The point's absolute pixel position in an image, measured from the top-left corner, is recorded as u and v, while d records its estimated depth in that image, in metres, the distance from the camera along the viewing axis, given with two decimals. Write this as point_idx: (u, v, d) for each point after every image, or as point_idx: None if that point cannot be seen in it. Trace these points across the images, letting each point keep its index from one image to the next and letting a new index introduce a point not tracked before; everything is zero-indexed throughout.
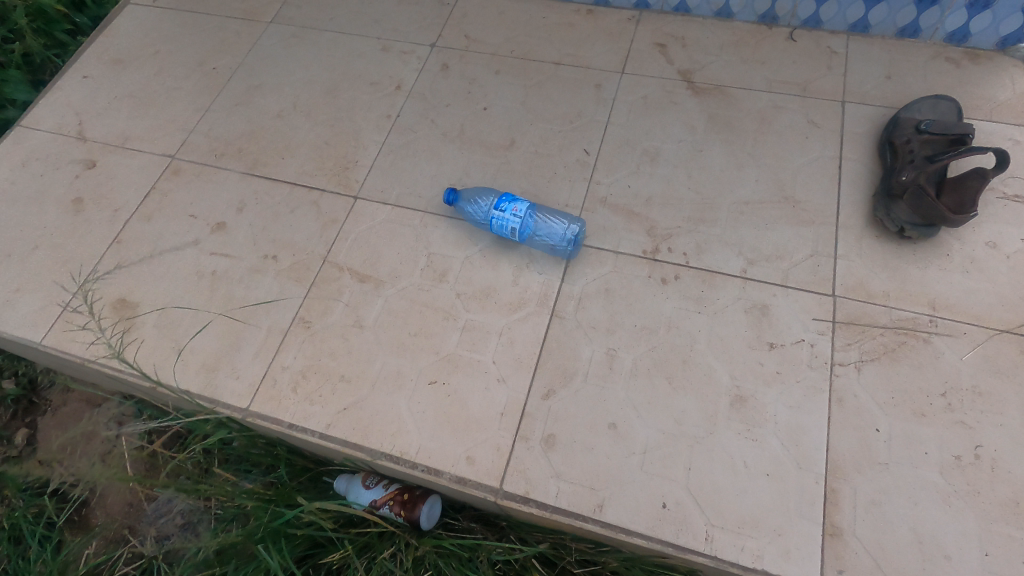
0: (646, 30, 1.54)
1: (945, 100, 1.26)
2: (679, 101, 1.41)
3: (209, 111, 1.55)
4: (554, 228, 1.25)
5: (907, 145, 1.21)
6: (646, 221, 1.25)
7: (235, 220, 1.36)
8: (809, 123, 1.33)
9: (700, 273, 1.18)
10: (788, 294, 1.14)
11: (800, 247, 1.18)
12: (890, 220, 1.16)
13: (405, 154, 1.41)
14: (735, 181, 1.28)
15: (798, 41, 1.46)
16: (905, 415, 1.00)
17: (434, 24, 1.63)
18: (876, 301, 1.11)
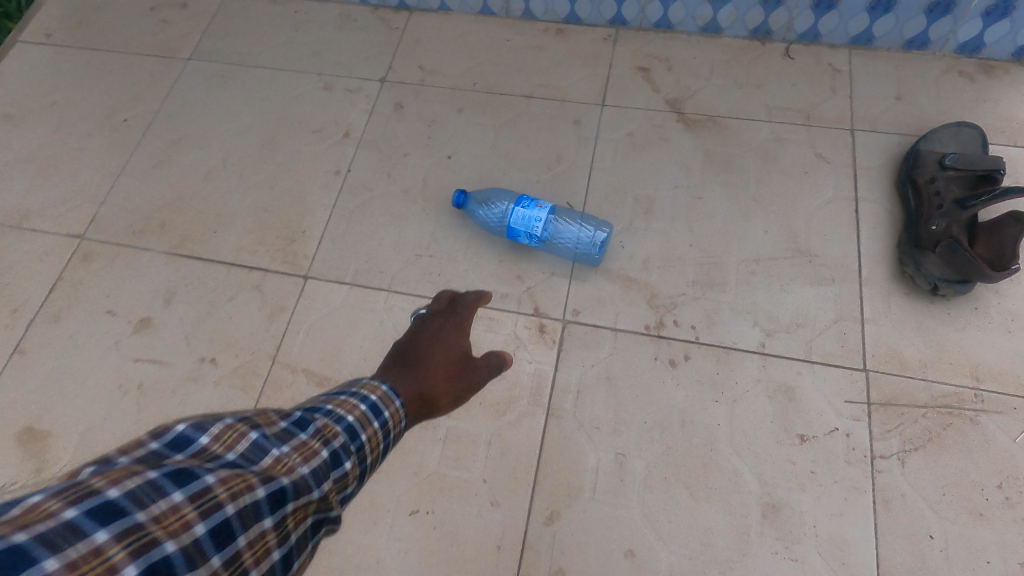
0: (625, 52, 1.35)
1: (966, 127, 1.11)
2: (671, 136, 1.23)
3: (122, 176, 1.31)
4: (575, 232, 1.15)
5: (931, 184, 1.06)
6: (646, 289, 1.09)
7: (164, 314, 1.14)
8: (818, 158, 1.18)
9: (713, 350, 1.03)
10: (814, 371, 1.00)
11: (822, 312, 1.04)
12: (921, 277, 1.02)
13: (360, 218, 1.21)
14: (743, 233, 1.12)
15: (795, 57, 1.30)
16: (959, 516, 0.88)
17: (383, 54, 1.42)
18: (913, 374, 0.98)
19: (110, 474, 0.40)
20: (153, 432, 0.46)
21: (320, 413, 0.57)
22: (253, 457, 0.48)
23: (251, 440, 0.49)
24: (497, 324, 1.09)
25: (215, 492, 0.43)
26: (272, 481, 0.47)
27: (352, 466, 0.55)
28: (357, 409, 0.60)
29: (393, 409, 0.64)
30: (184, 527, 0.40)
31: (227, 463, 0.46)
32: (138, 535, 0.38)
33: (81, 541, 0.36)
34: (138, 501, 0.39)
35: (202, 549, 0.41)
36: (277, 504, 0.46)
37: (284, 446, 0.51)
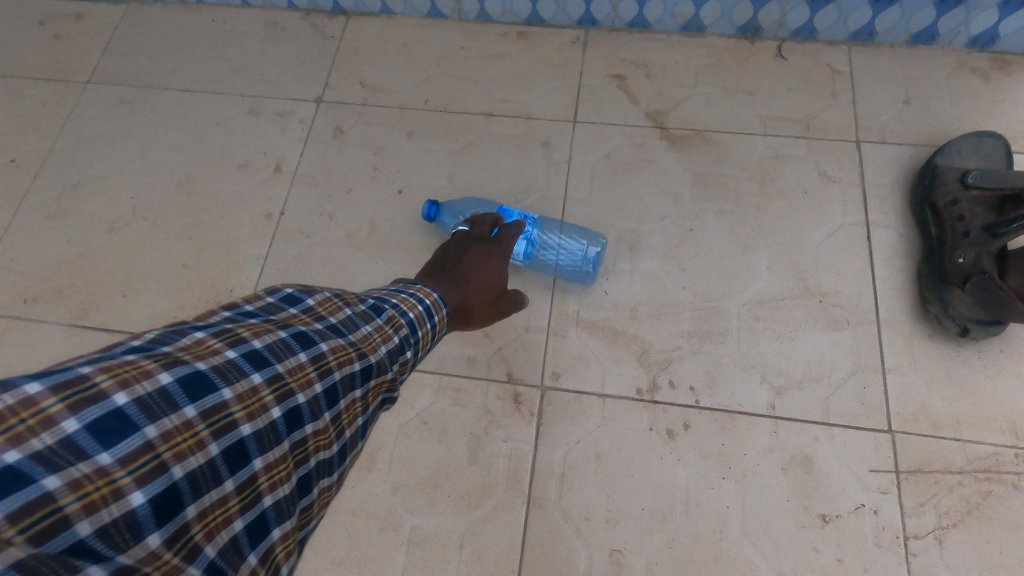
0: (597, 57, 1.18)
1: (988, 137, 0.98)
2: (654, 156, 1.07)
3: (13, 230, 1.10)
4: (562, 242, 1.00)
5: (951, 207, 0.93)
6: (635, 344, 0.94)
7: None
8: (821, 176, 1.03)
9: (716, 416, 0.89)
10: (833, 435, 0.86)
11: (837, 362, 0.90)
12: (948, 318, 0.89)
13: (300, 272, 1.04)
14: (742, 271, 0.97)
15: (789, 58, 1.14)
16: None
17: (318, 69, 1.23)
18: (945, 435, 0.85)
19: (248, 329, 0.49)
20: (268, 293, 0.57)
21: (392, 304, 0.64)
22: (347, 330, 0.56)
23: (346, 316, 0.57)
24: (464, 396, 0.93)
25: (324, 359, 0.51)
26: (363, 356, 0.55)
27: (415, 354, 0.64)
28: (417, 308, 0.67)
29: (441, 312, 0.71)
30: (304, 384, 0.49)
31: (327, 329, 0.54)
32: (276, 386, 0.47)
33: (240, 379, 0.45)
34: (268, 354, 0.48)
35: (318, 404, 0.49)
36: (365, 375, 0.55)
37: (367, 326, 0.58)
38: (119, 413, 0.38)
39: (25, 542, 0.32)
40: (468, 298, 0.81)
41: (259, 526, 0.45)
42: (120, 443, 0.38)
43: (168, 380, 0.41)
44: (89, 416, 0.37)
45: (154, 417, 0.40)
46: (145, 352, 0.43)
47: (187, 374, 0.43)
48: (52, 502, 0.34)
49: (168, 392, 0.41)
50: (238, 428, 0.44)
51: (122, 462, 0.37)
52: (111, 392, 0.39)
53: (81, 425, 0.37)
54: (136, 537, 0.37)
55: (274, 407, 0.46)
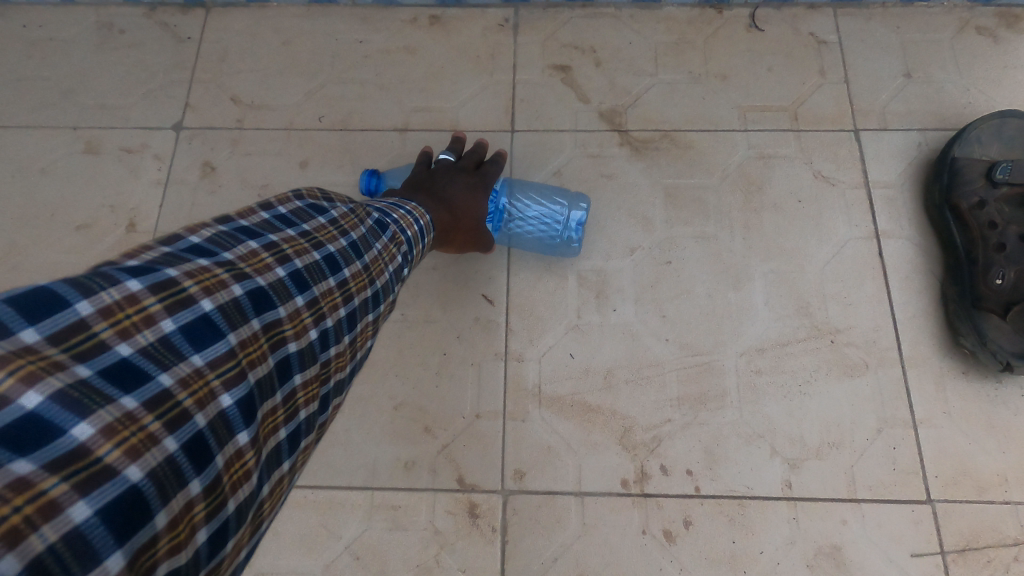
0: (532, 43, 0.94)
1: (1013, 117, 0.81)
2: (613, 170, 0.86)
3: None
4: (539, 209, 0.82)
5: (977, 211, 0.76)
6: (613, 421, 0.75)
7: None
8: (816, 179, 0.84)
9: (722, 506, 0.71)
10: (864, 513, 0.70)
11: (859, 419, 0.74)
12: (985, 353, 0.72)
13: None
14: (736, 312, 0.79)
15: (765, 28, 0.93)
16: None
17: (173, 84, 0.94)
18: (993, 499, 0.70)
19: (290, 239, 0.42)
20: (295, 193, 0.47)
21: (399, 217, 0.56)
22: (368, 246, 0.48)
23: (366, 229, 0.49)
24: (405, 515, 0.72)
25: (351, 283, 0.44)
26: (378, 279, 0.47)
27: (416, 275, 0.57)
28: (417, 226, 0.58)
29: (430, 234, 0.62)
30: (337, 305, 0.42)
31: (354, 244, 0.46)
32: (317, 307, 0.40)
33: (294, 297, 0.39)
34: (312, 267, 0.41)
35: (348, 325, 0.43)
36: (381, 300, 0.47)
37: (382, 241, 0.50)
38: (207, 320, 0.33)
39: (158, 433, 0.29)
40: (457, 221, 0.70)
41: (297, 441, 0.39)
42: (207, 348, 0.32)
43: (240, 291, 0.35)
44: (182, 316, 0.32)
45: (230, 324, 0.34)
46: (208, 254, 0.36)
47: (256, 287, 0.36)
48: (164, 400, 0.30)
49: (240, 303, 0.35)
50: (288, 346, 0.37)
51: (211, 364, 0.32)
52: (197, 295, 0.33)
53: (175, 325, 0.32)
54: (228, 435, 0.32)
55: (318, 328, 0.40)
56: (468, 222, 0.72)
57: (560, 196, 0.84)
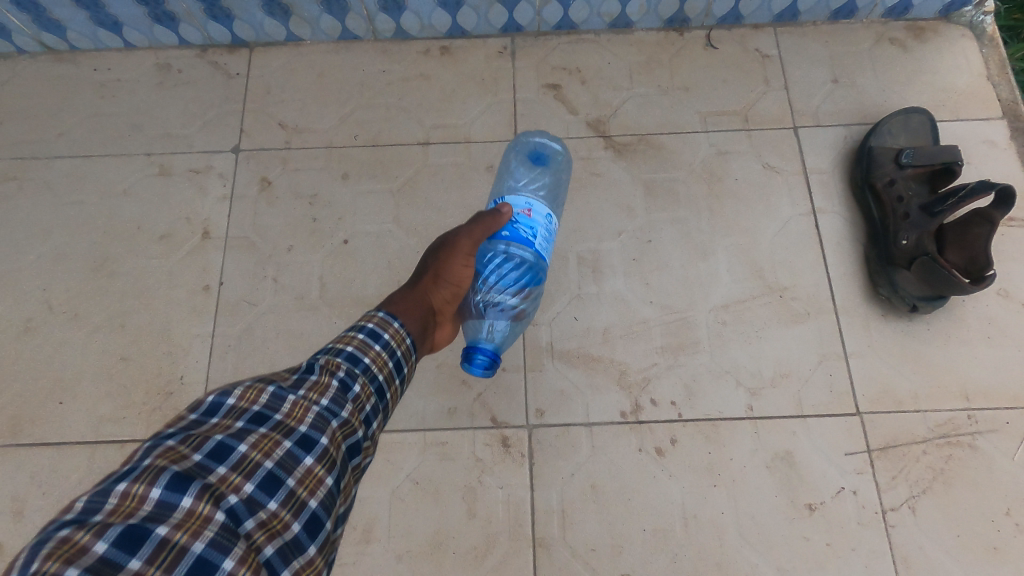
0: (527, 67, 1.13)
1: (915, 112, 1.02)
2: (601, 170, 1.05)
3: None
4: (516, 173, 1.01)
5: (890, 189, 0.97)
6: (613, 367, 0.94)
7: (16, 533, 0.89)
8: (765, 169, 1.05)
9: (700, 427, 0.91)
10: (809, 427, 0.90)
11: (804, 355, 0.94)
12: (898, 298, 0.94)
13: (250, 347, 0.97)
14: (705, 278, 0.98)
15: (719, 47, 1.13)
16: (977, 557, 0.84)
17: (227, 114, 1.12)
18: (907, 409, 0.91)
19: (166, 452, 0.45)
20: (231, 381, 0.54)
21: (327, 352, 0.60)
22: (275, 407, 0.52)
23: (270, 393, 0.53)
24: (451, 450, 0.91)
25: (249, 457, 0.47)
26: (295, 428, 0.51)
27: (382, 381, 0.62)
28: (354, 341, 0.62)
29: (392, 332, 0.66)
30: (238, 485, 0.46)
31: (251, 419, 0.50)
32: (246, 462, 0.47)
33: (218, 470, 0.45)
34: (200, 468, 0.45)
35: (262, 494, 0.47)
36: (313, 441, 0.51)
37: (298, 391, 0.54)
38: (136, 529, 0.39)
39: None
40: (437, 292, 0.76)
41: (282, 561, 0.46)
42: (141, 548, 0.39)
43: (106, 545, 0.38)
44: (112, 534, 0.39)
45: (158, 521, 0.40)
46: (126, 475, 0.42)
47: (175, 479, 0.43)
48: None
49: (163, 501, 0.41)
50: (190, 550, 0.40)
51: (149, 559, 0.39)
52: (118, 521, 0.39)
53: (109, 542, 0.38)
54: None
55: (252, 480, 0.47)
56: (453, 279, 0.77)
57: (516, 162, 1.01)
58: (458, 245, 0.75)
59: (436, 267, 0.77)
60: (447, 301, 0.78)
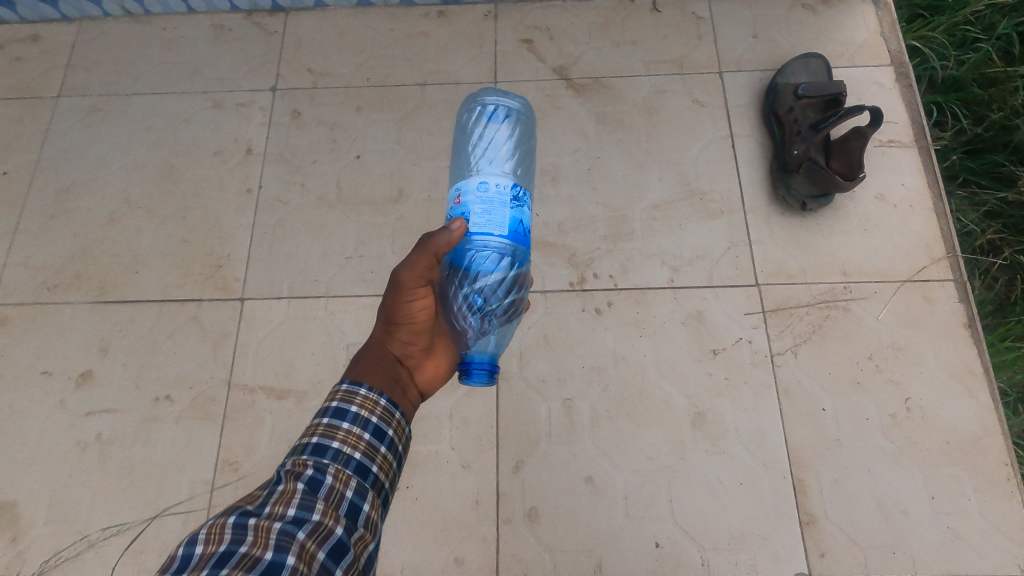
0: (506, 26, 1.40)
1: (814, 57, 1.27)
2: (563, 104, 1.31)
3: (19, 235, 1.26)
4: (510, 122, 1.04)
5: (790, 114, 1.22)
6: (565, 251, 1.19)
7: (102, 366, 1.15)
8: (694, 103, 1.30)
9: (631, 294, 1.15)
10: (718, 294, 1.15)
11: (716, 243, 1.18)
12: (791, 197, 1.19)
13: (282, 234, 1.24)
14: (641, 185, 1.24)
15: (661, 11, 1.40)
16: (843, 388, 1.07)
17: (266, 62, 1.40)
18: (796, 281, 1.15)
19: None
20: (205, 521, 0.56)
21: (294, 455, 0.65)
22: (240, 539, 0.53)
23: (232, 525, 0.54)
24: None
25: None
26: (261, 556, 0.52)
27: (357, 462, 0.66)
28: (320, 428, 0.68)
29: (361, 398, 0.71)
30: None
31: (217, 560, 0.51)
32: None
33: None
34: None
35: None
36: (279, 564, 0.52)
37: (263, 513, 0.57)
38: None
39: None
40: (394, 338, 0.83)
41: None
42: None
43: None
44: None
45: None
46: None
47: None
48: None
49: None
50: None
51: None
52: None
53: None
54: None
55: None
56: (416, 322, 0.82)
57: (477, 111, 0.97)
58: (404, 283, 0.79)
59: (386, 314, 0.82)
60: (411, 339, 0.83)
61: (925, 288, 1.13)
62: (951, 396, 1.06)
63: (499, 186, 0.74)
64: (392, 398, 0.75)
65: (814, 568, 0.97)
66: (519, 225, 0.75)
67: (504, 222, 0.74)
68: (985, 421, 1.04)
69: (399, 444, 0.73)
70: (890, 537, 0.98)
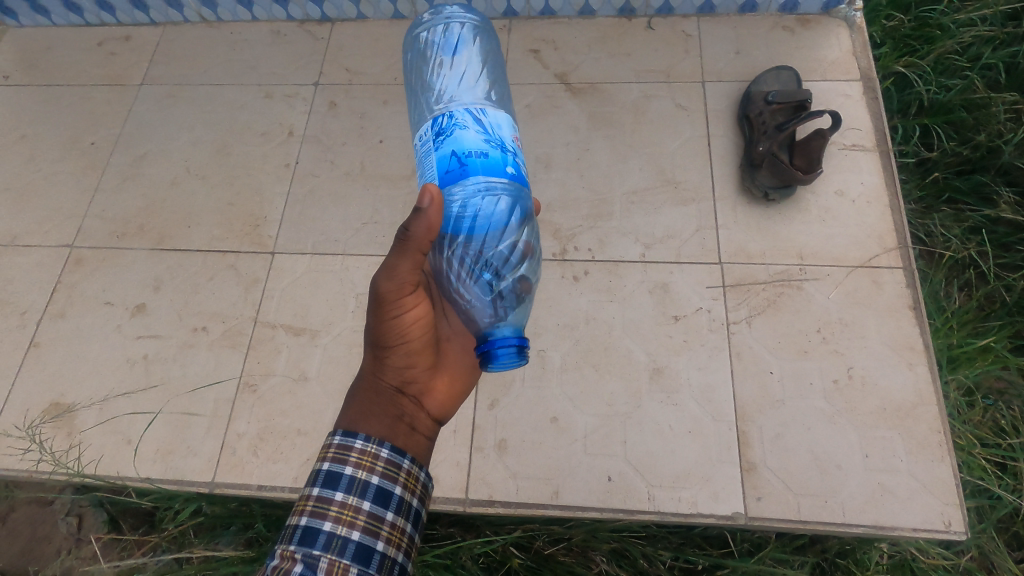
0: (518, 37, 1.61)
1: (786, 70, 1.42)
2: (560, 104, 1.50)
3: (97, 193, 1.51)
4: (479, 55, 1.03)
5: (760, 116, 1.36)
6: (550, 226, 1.35)
7: (154, 300, 1.37)
8: (676, 107, 1.47)
9: (606, 265, 1.30)
10: (683, 269, 1.28)
11: (686, 225, 1.33)
12: (755, 188, 1.32)
13: (311, 201, 1.45)
14: (623, 173, 1.40)
15: (655, 29, 1.58)
16: (791, 355, 1.19)
17: (312, 61, 1.64)
18: (755, 262, 1.28)
19: None
20: None
21: (291, 531, 0.74)
22: None
23: None
24: None
25: None
26: None
27: (355, 541, 0.73)
28: (313, 504, 0.76)
29: (357, 457, 0.79)
30: None
31: None
32: None
33: None
34: None
35: None
36: None
37: None
38: None
39: None
40: (390, 367, 0.88)
41: None
42: None
43: None
44: None
45: None
46: None
47: None
48: None
49: None
50: None
51: None
52: None
53: None
54: None
55: None
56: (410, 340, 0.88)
57: (421, 61, 1.00)
58: (390, 301, 0.83)
59: (376, 342, 0.87)
60: (407, 365, 0.89)
61: (874, 273, 1.24)
62: (890, 367, 1.16)
63: (425, 138, 0.81)
64: (398, 440, 0.83)
65: (749, 509, 1.08)
66: (456, 155, 0.78)
67: (438, 170, 0.79)
68: (921, 391, 1.14)
69: (407, 499, 0.80)
70: (821, 485, 1.09)
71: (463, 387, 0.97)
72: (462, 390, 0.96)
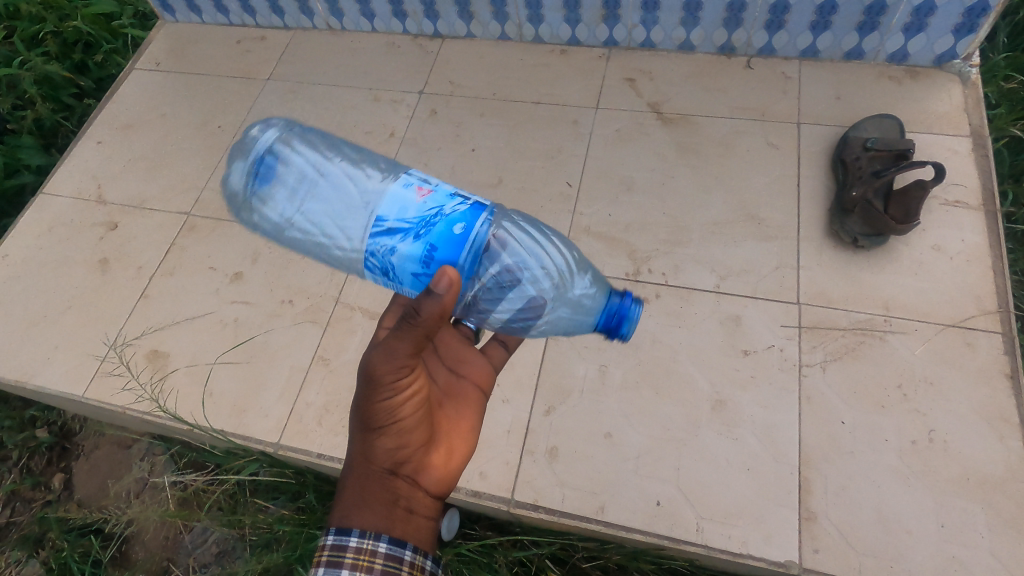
0: (615, 66, 1.66)
1: (890, 119, 1.39)
2: (649, 132, 1.53)
3: (217, 170, 1.68)
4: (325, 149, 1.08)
5: (856, 162, 1.33)
6: (626, 246, 1.37)
7: (251, 270, 1.50)
8: (768, 145, 1.46)
9: (678, 291, 1.30)
10: (758, 304, 1.26)
11: (766, 261, 1.31)
12: (844, 232, 1.29)
13: None
14: (705, 204, 1.40)
15: (754, 68, 1.59)
16: (866, 407, 1.13)
17: (420, 73, 1.77)
18: (837, 307, 1.23)
19: None
20: None
21: None
22: None
23: None
24: None
25: None
26: None
27: None
28: None
29: (353, 555, 0.81)
30: None
31: None
32: None
33: None
34: None
35: None
36: None
37: None
38: None
39: None
40: (381, 449, 0.85)
41: None
42: None
43: None
44: None
45: None
46: None
47: None
48: None
49: None
50: None
51: None
52: None
53: None
54: None
55: None
56: (401, 421, 0.84)
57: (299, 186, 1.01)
58: (382, 389, 0.79)
59: (363, 424, 0.84)
60: (397, 446, 0.86)
61: (968, 334, 1.17)
62: (976, 436, 1.08)
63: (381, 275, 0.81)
64: (395, 531, 0.84)
65: (804, 560, 1.03)
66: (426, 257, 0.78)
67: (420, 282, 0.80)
68: (1011, 466, 1.05)
69: None
70: (886, 548, 1.02)
71: (459, 459, 0.96)
72: (459, 462, 0.96)
